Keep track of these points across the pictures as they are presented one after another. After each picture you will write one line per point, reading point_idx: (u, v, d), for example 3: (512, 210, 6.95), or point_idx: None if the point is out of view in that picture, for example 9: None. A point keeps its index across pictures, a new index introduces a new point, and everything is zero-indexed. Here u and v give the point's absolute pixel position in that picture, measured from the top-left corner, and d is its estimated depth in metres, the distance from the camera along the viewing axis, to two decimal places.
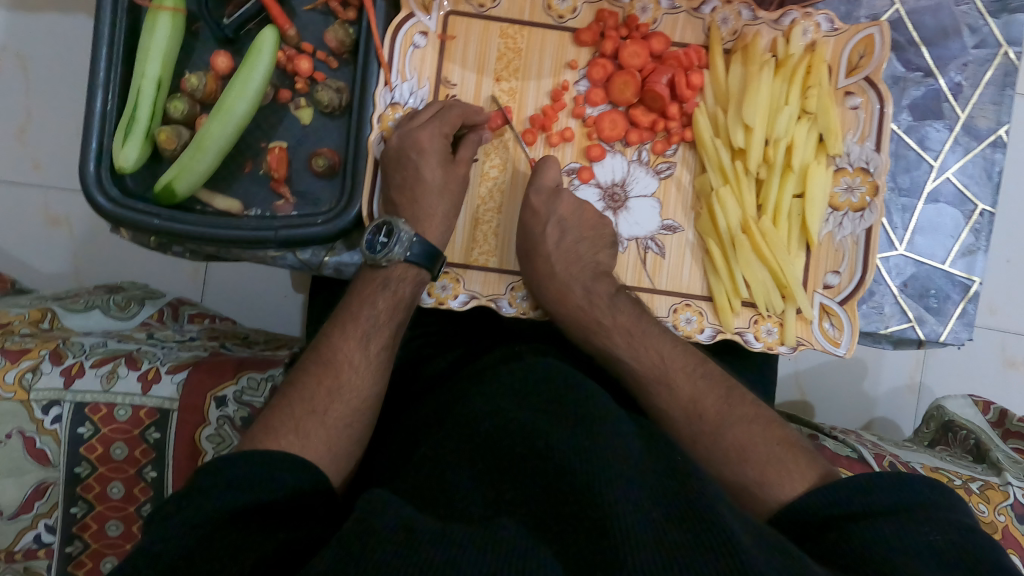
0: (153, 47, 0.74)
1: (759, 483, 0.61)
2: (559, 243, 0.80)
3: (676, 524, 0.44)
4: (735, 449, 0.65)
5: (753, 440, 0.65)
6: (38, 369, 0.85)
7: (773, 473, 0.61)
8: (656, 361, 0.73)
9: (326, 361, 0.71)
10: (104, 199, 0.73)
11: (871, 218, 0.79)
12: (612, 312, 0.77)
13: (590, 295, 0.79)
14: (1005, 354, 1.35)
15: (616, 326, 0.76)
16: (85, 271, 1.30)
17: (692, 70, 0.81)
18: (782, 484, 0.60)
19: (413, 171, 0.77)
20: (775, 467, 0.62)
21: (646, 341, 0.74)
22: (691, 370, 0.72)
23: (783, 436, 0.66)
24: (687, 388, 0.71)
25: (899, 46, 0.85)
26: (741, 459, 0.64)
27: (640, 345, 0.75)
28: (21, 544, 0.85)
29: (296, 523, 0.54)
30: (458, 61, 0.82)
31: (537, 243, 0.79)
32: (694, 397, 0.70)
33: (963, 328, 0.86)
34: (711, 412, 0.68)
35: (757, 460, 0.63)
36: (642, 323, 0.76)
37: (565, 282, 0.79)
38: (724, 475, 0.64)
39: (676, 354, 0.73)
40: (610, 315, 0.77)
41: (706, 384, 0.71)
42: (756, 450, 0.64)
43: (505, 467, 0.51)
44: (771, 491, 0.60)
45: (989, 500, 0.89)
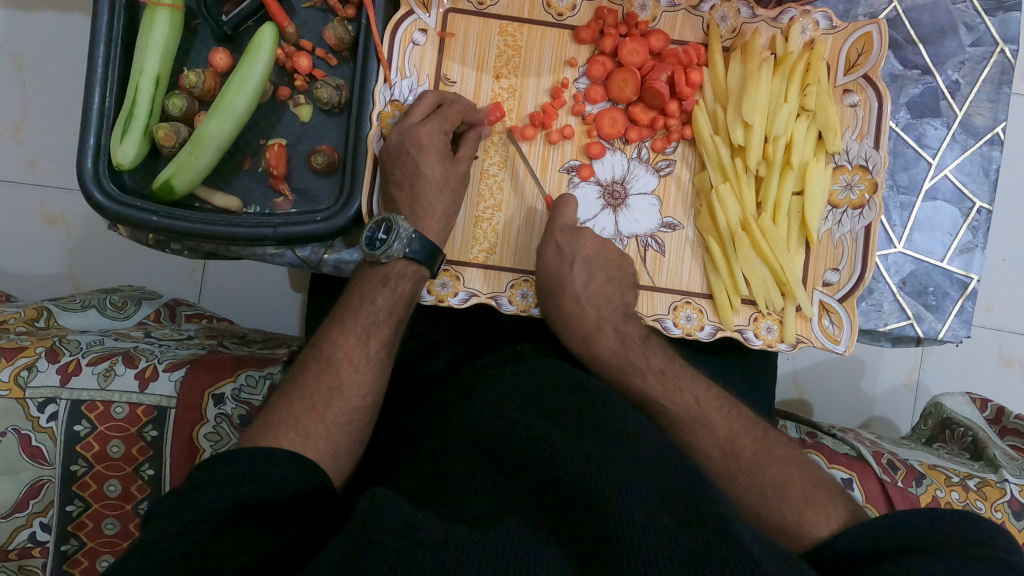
0: (152, 43, 0.74)
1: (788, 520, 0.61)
2: (568, 266, 0.78)
3: (681, 519, 0.43)
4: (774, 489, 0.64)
5: (790, 478, 0.65)
6: (34, 366, 0.84)
7: (810, 512, 0.60)
8: (691, 402, 0.73)
9: (326, 358, 0.71)
10: (101, 195, 0.72)
11: (868, 216, 0.78)
12: (645, 353, 0.78)
13: (622, 337, 0.79)
14: (1001, 352, 1.35)
15: (649, 368, 0.76)
16: (81, 270, 1.29)
17: (692, 67, 0.81)
18: (817, 523, 0.59)
19: (413, 166, 0.76)
20: None
21: (677, 383, 0.75)
22: (725, 411, 0.73)
23: (819, 478, 0.65)
24: (723, 429, 0.71)
25: (897, 44, 0.85)
26: (779, 496, 0.63)
27: (672, 387, 0.75)
28: (17, 541, 0.84)
29: (298, 521, 0.53)
30: (458, 58, 0.82)
31: (552, 256, 0.78)
32: (730, 436, 0.70)
33: (961, 326, 0.86)
34: (748, 452, 0.68)
35: (796, 500, 0.62)
36: (667, 362, 0.77)
37: (576, 299, 0.79)
38: (758, 515, 0.63)
39: (708, 395, 0.74)
40: (642, 357, 0.77)
41: (741, 426, 0.72)
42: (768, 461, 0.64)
43: (507, 463, 0.51)
44: (807, 531, 0.59)
45: (986, 497, 0.89)
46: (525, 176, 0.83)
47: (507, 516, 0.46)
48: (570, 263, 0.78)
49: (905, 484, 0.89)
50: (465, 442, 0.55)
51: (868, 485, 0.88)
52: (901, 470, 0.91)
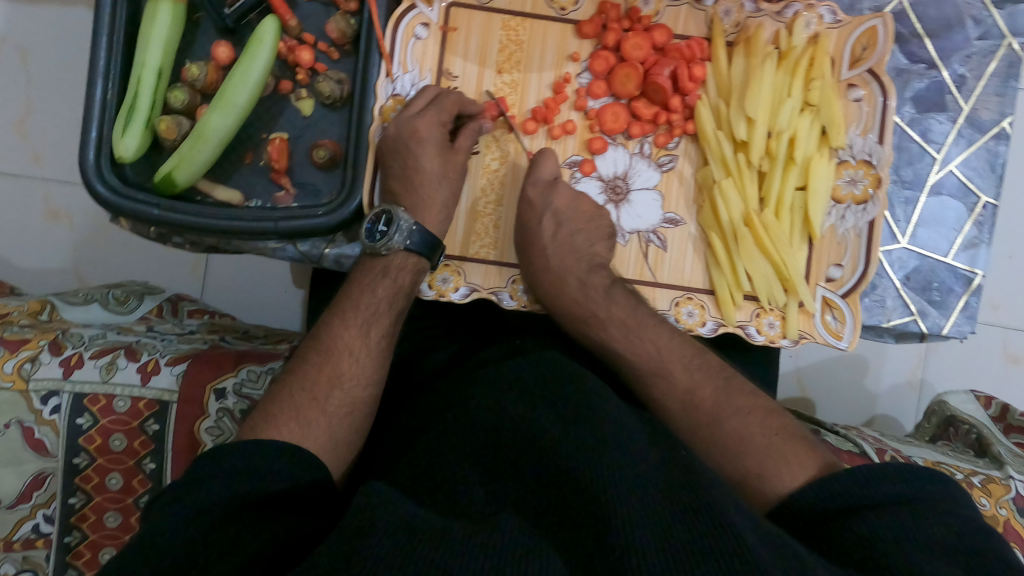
0: (154, 36, 0.74)
1: (751, 471, 0.61)
2: (536, 220, 0.79)
3: (681, 512, 0.43)
4: (735, 441, 0.64)
5: (752, 431, 0.64)
6: (37, 359, 0.85)
7: (772, 463, 0.60)
8: (652, 354, 0.72)
9: (326, 349, 0.71)
10: (103, 188, 0.73)
11: (873, 210, 0.79)
12: (609, 304, 0.76)
13: (585, 287, 0.78)
14: (1006, 350, 1.35)
15: (611, 318, 0.75)
16: (85, 264, 1.30)
17: (694, 62, 0.80)
18: (779, 474, 0.59)
19: (412, 160, 0.76)
20: None
21: (641, 331, 0.74)
22: (687, 361, 0.71)
23: (782, 425, 0.65)
24: (683, 378, 0.70)
25: (903, 38, 0.85)
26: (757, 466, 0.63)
27: (637, 339, 0.74)
28: (21, 532, 0.85)
29: (292, 513, 0.53)
30: (460, 53, 0.82)
31: (530, 235, 0.79)
32: (689, 387, 0.69)
33: (966, 322, 0.85)
34: (708, 402, 0.68)
35: (757, 451, 0.62)
36: (630, 311, 0.75)
37: (545, 252, 0.79)
38: (724, 468, 0.63)
39: (671, 344, 0.73)
40: (605, 307, 0.76)
41: (702, 376, 0.70)
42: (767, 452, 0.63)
43: (505, 458, 0.51)
44: (773, 484, 0.59)
45: (991, 493, 0.89)
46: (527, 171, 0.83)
47: (505, 510, 0.46)
48: (570, 254, 0.79)
49: None
50: (463, 435, 0.55)
51: None
52: None
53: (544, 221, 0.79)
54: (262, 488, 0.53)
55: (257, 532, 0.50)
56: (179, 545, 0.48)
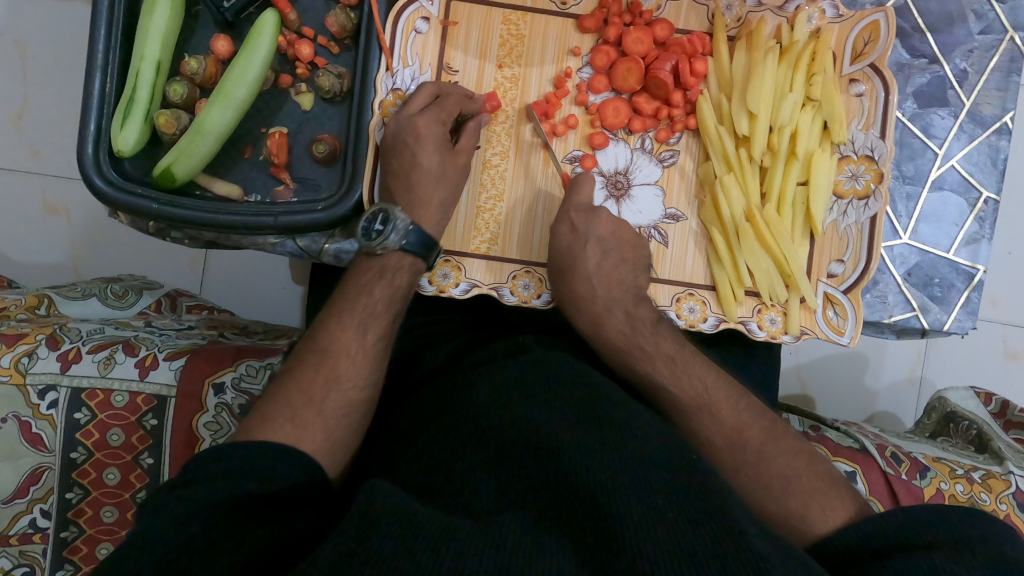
0: (152, 29, 0.73)
1: (793, 511, 0.61)
2: (581, 248, 0.78)
3: (689, 510, 0.43)
4: (780, 483, 0.64)
5: (799, 472, 0.64)
6: (34, 353, 0.84)
7: (818, 505, 0.60)
8: (700, 390, 0.72)
9: (323, 349, 0.71)
10: (101, 181, 0.72)
11: (875, 206, 0.78)
12: (656, 338, 0.76)
13: (632, 320, 0.77)
14: (1007, 346, 1.35)
15: (660, 354, 0.75)
16: (83, 259, 1.29)
17: (695, 57, 0.80)
18: (823, 516, 0.59)
19: (410, 157, 0.76)
20: (810, 495, 0.61)
21: (688, 370, 0.74)
22: (734, 400, 0.71)
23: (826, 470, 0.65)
24: (731, 417, 0.70)
25: (905, 33, 0.84)
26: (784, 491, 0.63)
27: (683, 374, 0.74)
28: (17, 527, 0.84)
29: (284, 514, 0.53)
30: (460, 47, 0.81)
31: (574, 260, 0.78)
32: (737, 424, 0.69)
33: (966, 317, 0.86)
34: (755, 442, 0.68)
35: (802, 492, 0.62)
36: (678, 348, 0.75)
37: (587, 279, 0.79)
38: (764, 506, 0.63)
39: (718, 384, 0.73)
40: (652, 341, 0.76)
41: (749, 415, 0.70)
42: (798, 484, 0.63)
43: (506, 454, 0.51)
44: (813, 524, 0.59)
45: (990, 489, 0.89)
46: (528, 167, 0.82)
47: (507, 506, 0.46)
48: (575, 250, 0.78)
49: (909, 477, 0.89)
50: (465, 431, 0.55)
51: (872, 478, 0.88)
52: (906, 463, 0.91)
53: (556, 223, 0.79)
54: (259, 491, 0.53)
55: (252, 536, 0.50)
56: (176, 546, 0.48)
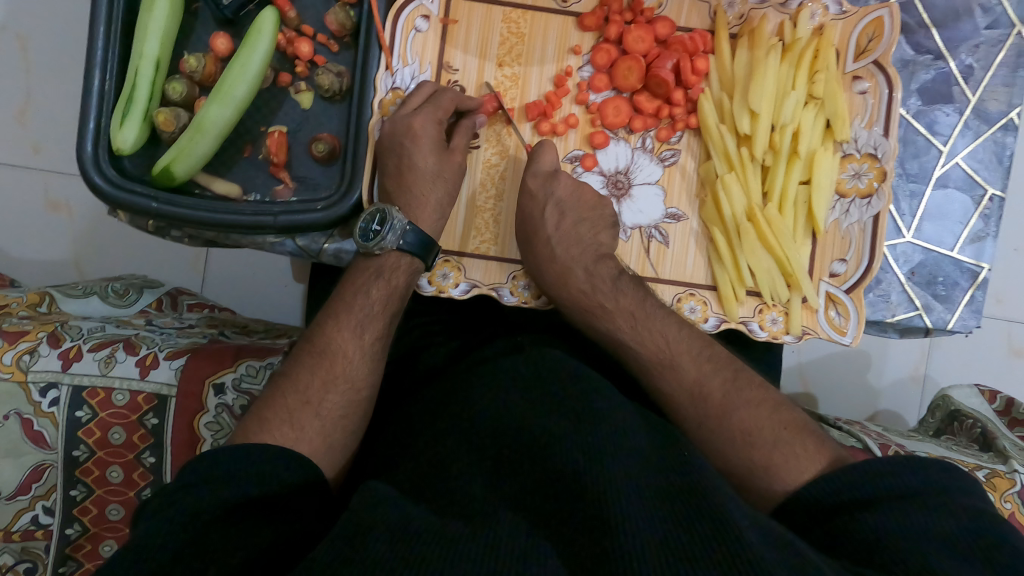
0: (152, 26, 0.73)
1: (756, 465, 0.60)
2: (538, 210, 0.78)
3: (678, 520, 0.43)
4: (742, 434, 0.63)
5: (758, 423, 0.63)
6: (35, 351, 0.85)
7: (780, 457, 0.60)
8: (660, 346, 0.71)
9: (320, 350, 0.71)
10: (100, 179, 0.72)
11: (878, 204, 0.77)
12: (615, 295, 0.76)
13: (591, 278, 0.77)
14: (1011, 343, 1.34)
15: (620, 310, 0.75)
16: (86, 256, 1.30)
17: (697, 55, 0.80)
18: (788, 470, 0.59)
19: (407, 157, 0.75)
20: (772, 446, 0.61)
21: (649, 324, 0.73)
22: (695, 353, 0.71)
23: (789, 418, 0.64)
24: (693, 370, 0.69)
25: (909, 28, 0.83)
26: (746, 444, 0.62)
27: (644, 329, 0.73)
28: (20, 524, 0.85)
29: (279, 517, 0.53)
30: (460, 46, 0.81)
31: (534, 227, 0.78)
32: (698, 379, 0.68)
33: (971, 315, 0.85)
34: (716, 396, 0.67)
35: (764, 443, 0.61)
36: (639, 303, 0.75)
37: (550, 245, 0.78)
38: (729, 461, 0.63)
39: (680, 336, 0.72)
40: (613, 299, 0.75)
41: (712, 367, 0.69)
42: (759, 433, 0.62)
43: (504, 456, 0.51)
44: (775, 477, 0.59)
45: (995, 488, 0.89)
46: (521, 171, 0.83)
47: (502, 506, 0.46)
48: (572, 250, 0.78)
49: None
50: (463, 431, 0.55)
51: None
52: None
53: (541, 219, 0.78)
54: (252, 491, 0.53)
55: (243, 534, 0.51)
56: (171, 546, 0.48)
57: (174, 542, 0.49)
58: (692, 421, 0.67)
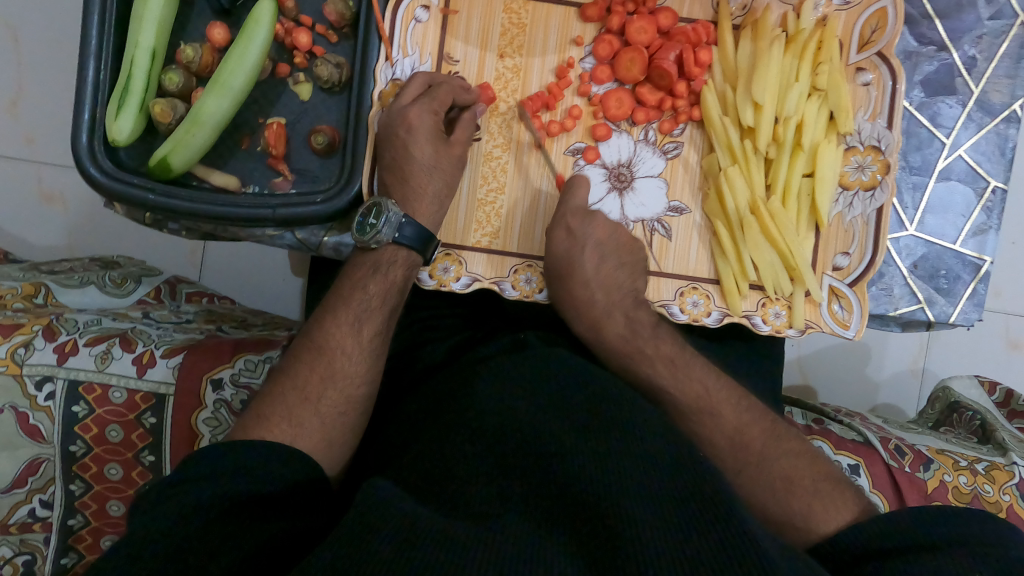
0: (147, 15, 0.72)
1: (797, 513, 0.64)
2: (578, 251, 0.76)
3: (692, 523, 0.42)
4: (783, 484, 0.67)
5: (799, 474, 0.67)
6: (31, 344, 0.84)
7: (818, 507, 0.64)
8: (699, 391, 0.75)
9: (318, 347, 0.71)
10: (96, 170, 0.72)
11: (881, 197, 0.77)
12: (655, 341, 0.77)
13: (632, 323, 0.78)
14: (1008, 336, 1.34)
15: (660, 356, 0.77)
16: (81, 248, 1.29)
17: (700, 46, 0.79)
18: (826, 518, 0.62)
19: (402, 149, 0.74)
20: (812, 496, 0.65)
21: (689, 372, 0.76)
22: (734, 403, 0.74)
23: (828, 471, 0.68)
24: (733, 419, 0.73)
25: (913, 19, 0.83)
26: (787, 492, 0.66)
27: (683, 376, 0.76)
28: (17, 516, 0.85)
29: (280, 513, 0.53)
30: (461, 36, 0.80)
31: (572, 266, 0.77)
32: (738, 426, 0.72)
33: (973, 309, 0.85)
34: (757, 443, 0.71)
35: (804, 494, 0.65)
36: (677, 350, 0.77)
37: (587, 286, 0.77)
38: (765, 507, 0.65)
39: (718, 386, 0.75)
40: (652, 345, 0.77)
41: (751, 417, 0.73)
42: (799, 484, 0.66)
43: (511, 454, 0.50)
44: (814, 524, 0.62)
45: (994, 480, 0.89)
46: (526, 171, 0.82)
47: (506, 509, 0.45)
48: (575, 249, 0.76)
49: (913, 469, 0.88)
50: (463, 429, 0.54)
51: (875, 470, 0.88)
52: (909, 455, 0.90)
53: (548, 224, 0.77)
54: (250, 489, 0.52)
55: (244, 530, 0.51)
56: (163, 544, 0.48)
57: (172, 540, 0.48)
58: (729, 469, 0.70)
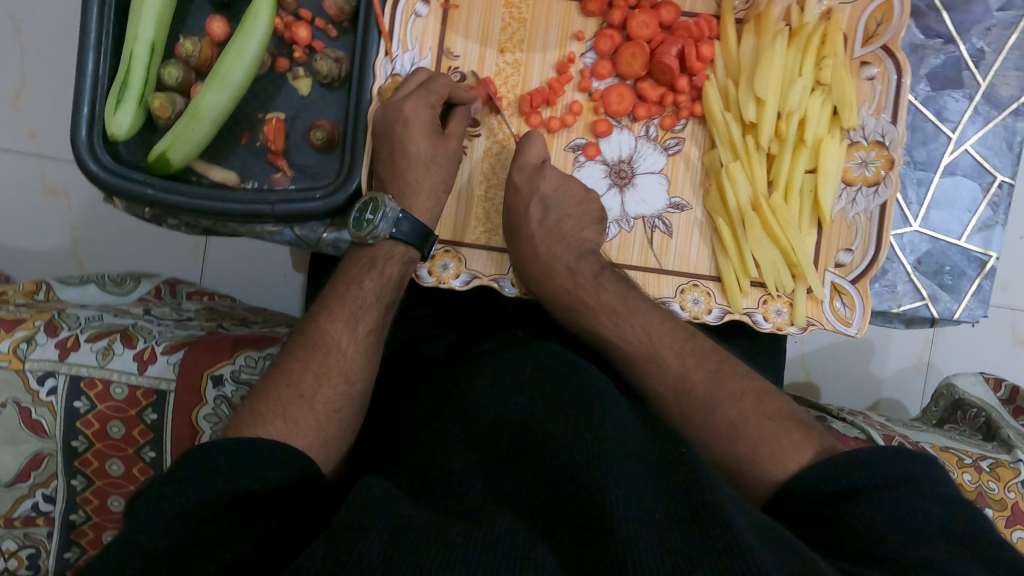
0: (146, 8, 0.72)
1: (746, 457, 0.60)
2: (526, 205, 0.77)
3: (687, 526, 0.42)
4: (727, 427, 0.63)
5: (745, 415, 0.63)
6: (32, 340, 0.85)
7: (766, 447, 0.59)
8: (642, 339, 0.72)
9: (313, 344, 0.71)
10: (96, 165, 0.71)
11: (885, 193, 0.76)
12: (598, 291, 0.75)
13: (574, 274, 0.77)
14: (1014, 332, 1.33)
15: (602, 306, 0.75)
16: (84, 242, 1.30)
17: (703, 41, 0.78)
18: (781, 462, 0.57)
19: (399, 143, 0.74)
20: (757, 438, 0.60)
21: (632, 318, 0.73)
22: (679, 347, 0.71)
23: (778, 411, 0.63)
24: (674, 361, 0.70)
25: (919, 12, 0.81)
26: (731, 435, 0.62)
27: (627, 324, 0.73)
28: (20, 510, 0.86)
29: (272, 514, 0.53)
30: (461, 31, 0.79)
31: (519, 222, 0.78)
32: (682, 372, 0.69)
33: (978, 305, 0.84)
34: (700, 387, 0.67)
35: (750, 437, 0.61)
36: (621, 297, 0.74)
37: (532, 239, 0.78)
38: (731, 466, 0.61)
39: (662, 328, 0.72)
40: (594, 294, 0.75)
41: (695, 360, 0.69)
42: (745, 424, 0.62)
43: (505, 453, 0.50)
44: (773, 473, 0.57)
45: (999, 477, 0.89)
46: None
47: (498, 509, 0.45)
48: (561, 250, 0.77)
49: None
50: (458, 426, 0.54)
51: None
52: (913, 452, 0.90)
53: (545, 219, 0.78)
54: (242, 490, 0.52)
55: (233, 532, 0.50)
56: (158, 544, 0.48)
57: (163, 539, 0.48)
58: (677, 413, 0.68)
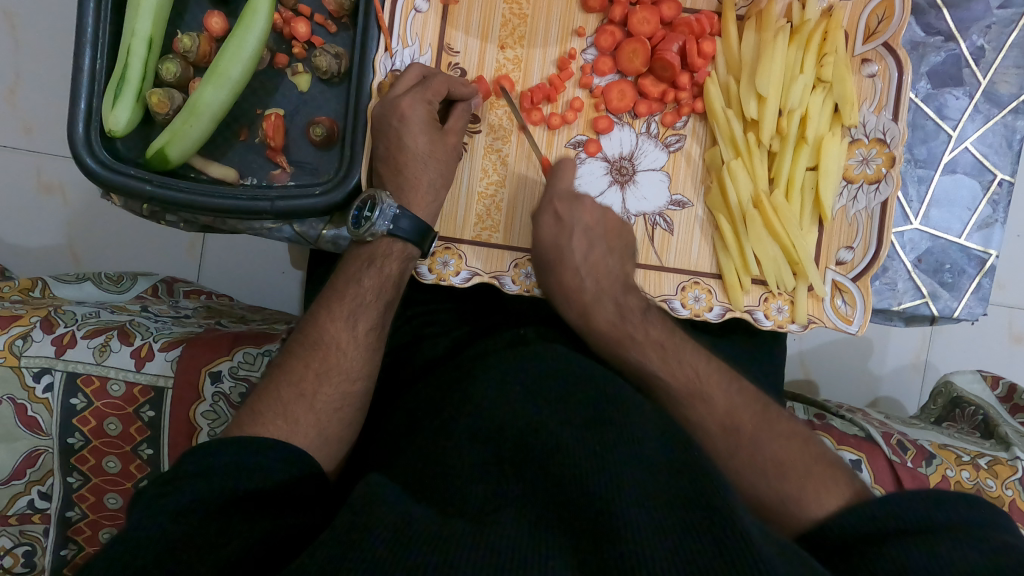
0: (144, 4, 0.71)
1: (788, 496, 0.61)
2: (545, 217, 0.76)
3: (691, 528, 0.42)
4: (775, 466, 0.64)
5: (791, 456, 0.65)
6: (28, 336, 0.84)
7: (811, 488, 0.60)
8: (691, 375, 0.72)
9: (313, 342, 0.70)
10: (93, 162, 0.71)
11: (886, 190, 0.76)
12: (645, 326, 0.75)
13: (620, 308, 0.76)
14: (1012, 330, 1.33)
15: (649, 342, 0.75)
16: (81, 239, 1.29)
17: (704, 37, 0.78)
18: (818, 500, 0.59)
19: (395, 138, 0.73)
20: (803, 479, 0.62)
21: (679, 357, 0.74)
22: (725, 385, 0.72)
23: (822, 455, 0.65)
24: (724, 402, 0.70)
25: (920, 9, 0.81)
26: (778, 473, 0.63)
27: (675, 361, 0.74)
28: (16, 507, 0.85)
29: (273, 514, 0.52)
30: (461, 27, 0.79)
31: (561, 254, 0.76)
32: (730, 409, 0.70)
33: (978, 303, 0.85)
34: (748, 427, 0.68)
35: (796, 477, 0.62)
36: (668, 335, 0.75)
37: (577, 272, 0.77)
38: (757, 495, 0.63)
39: (709, 368, 0.73)
40: (642, 329, 0.75)
41: (743, 400, 0.71)
42: (791, 466, 0.63)
43: (507, 451, 0.50)
44: (806, 508, 0.59)
45: (997, 475, 0.89)
46: (528, 168, 0.81)
47: (500, 506, 0.45)
48: (574, 249, 0.76)
49: (915, 465, 0.88)
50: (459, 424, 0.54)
51: (878, 467, 0.87)
52: (911, 450, 0.90)
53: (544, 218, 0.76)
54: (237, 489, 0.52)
55: (236, 527, 0.50)
56: (154, 545, 0.47)
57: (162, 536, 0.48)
58: (721, 451, 0.67)
